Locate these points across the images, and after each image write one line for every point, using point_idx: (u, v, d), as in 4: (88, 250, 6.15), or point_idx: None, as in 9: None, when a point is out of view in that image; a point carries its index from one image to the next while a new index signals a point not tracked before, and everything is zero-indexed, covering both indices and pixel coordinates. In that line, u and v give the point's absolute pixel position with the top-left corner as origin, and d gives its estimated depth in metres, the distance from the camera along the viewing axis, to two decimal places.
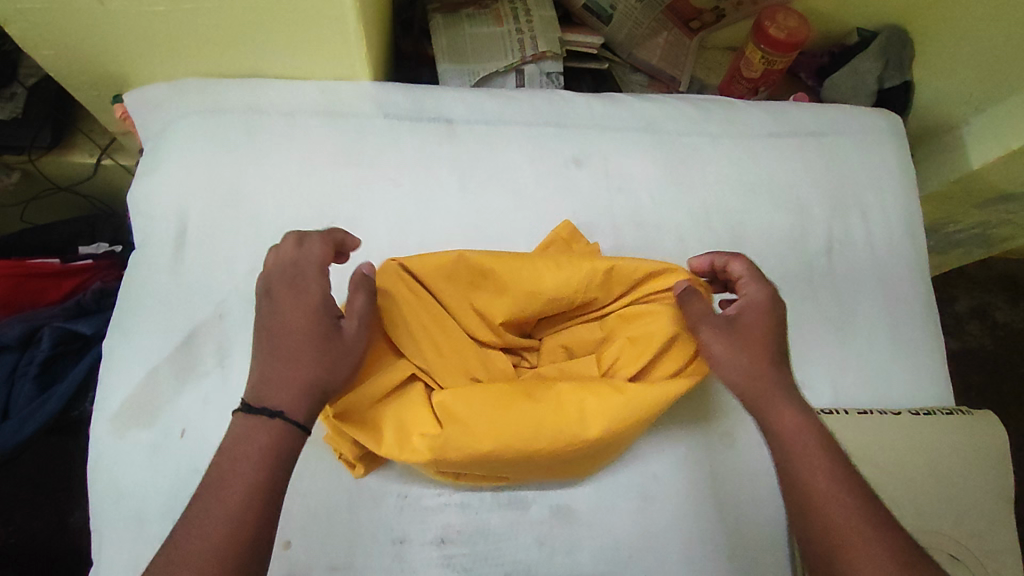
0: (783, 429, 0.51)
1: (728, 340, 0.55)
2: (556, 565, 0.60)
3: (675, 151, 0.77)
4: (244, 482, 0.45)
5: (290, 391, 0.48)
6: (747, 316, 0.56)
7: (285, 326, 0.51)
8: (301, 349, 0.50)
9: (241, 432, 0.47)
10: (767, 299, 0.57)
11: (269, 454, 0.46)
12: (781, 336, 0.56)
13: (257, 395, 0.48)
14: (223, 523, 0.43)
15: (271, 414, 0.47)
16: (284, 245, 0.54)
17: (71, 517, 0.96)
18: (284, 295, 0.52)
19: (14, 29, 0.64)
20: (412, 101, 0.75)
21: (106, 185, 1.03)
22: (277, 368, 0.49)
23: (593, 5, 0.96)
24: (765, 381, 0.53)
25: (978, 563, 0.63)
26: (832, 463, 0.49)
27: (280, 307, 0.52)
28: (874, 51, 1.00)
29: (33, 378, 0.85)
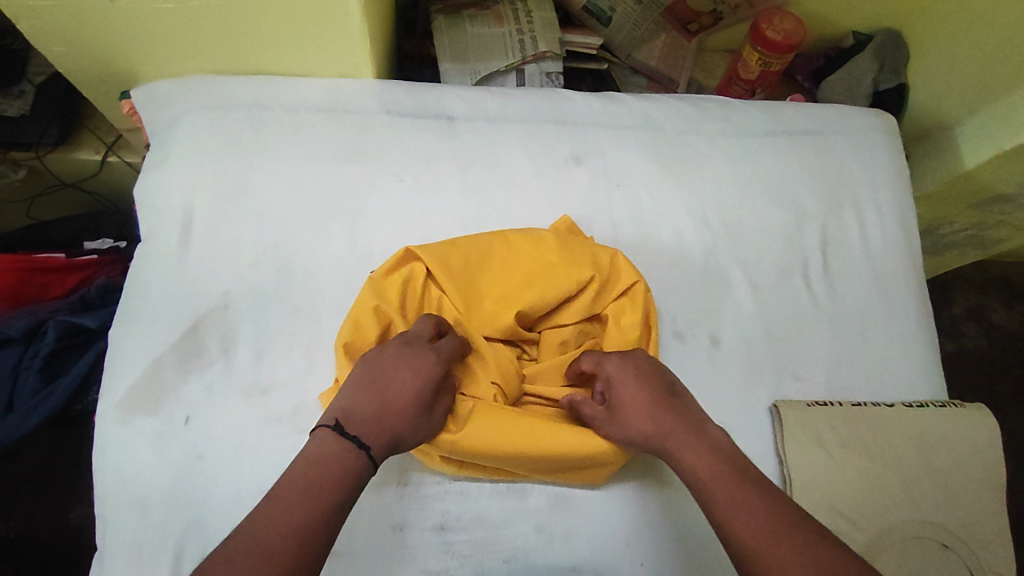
0: (691, 471, 0.50)
1: (612, 424, 0.56)
2: (553, 553, 0.61)
3: (673, 148, 0.78)
4: (320, 503, 0.43)
5: (384, 435, 0.48)
6: (615, 391, 0.56)
7: (400, 381, 0.51)
8: (404, 403, 0.51)
9: (331, 451, 0.46)
10: (621, 365, 0.57)
11: (347, 483, 0.45)
12: (661, 390, 0.55)
13: (349, 420, 0.48)
14: (290, 535, 0.42)
15: (360, 445, 0.47)
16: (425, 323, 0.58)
17: (71, 514, 0.99)
18: (415, 355, 0.53)
19: (26, 26, 0.66)
20: (414, 98, 0.76)
21: (111, 182, 1.04)
22: (375, 407, 0.49)
23: (592, 7, 0.98)
24: (660, 438, 0.53)
25: (970, 553, 0.64)
26: (739, 491, 0.47)
27: (401, 360, 0.53)
28: (869, 54, 1.04)
29: (37, 372, 0.86)
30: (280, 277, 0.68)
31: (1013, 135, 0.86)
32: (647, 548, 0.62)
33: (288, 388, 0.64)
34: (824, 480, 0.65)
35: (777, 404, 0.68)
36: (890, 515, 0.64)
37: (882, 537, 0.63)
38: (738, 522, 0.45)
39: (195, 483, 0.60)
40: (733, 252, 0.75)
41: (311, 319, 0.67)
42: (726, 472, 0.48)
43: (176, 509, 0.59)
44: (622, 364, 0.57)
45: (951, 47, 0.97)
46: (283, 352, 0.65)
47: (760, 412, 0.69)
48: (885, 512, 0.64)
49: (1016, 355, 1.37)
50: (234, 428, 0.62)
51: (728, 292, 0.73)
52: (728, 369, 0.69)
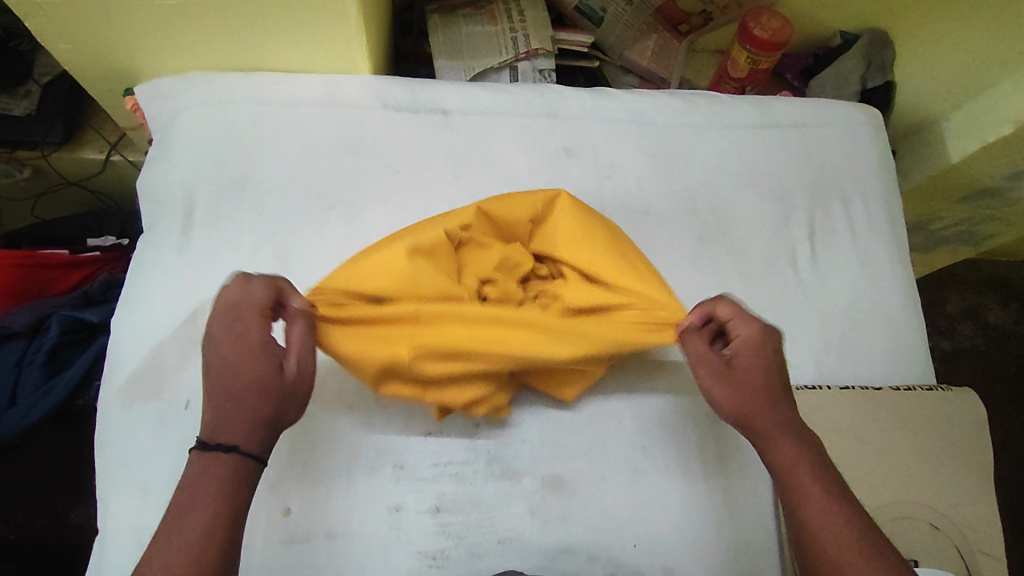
0: (782, 466, 0.52)
1: (722, 384, 0.56)
2: (548, 534, 0.62)
3: (663, 142, 0.80)
4: (204, 516, 0.46)
5: (245, 424, 0.49)
6: (745, 358, 0.56)
7: (225, 364, 0.50)
8: (239, 383, 0.49)
9: (197, 469, 0.47)
10: (760, 338, 0.56)
11: (229, 490, 0.47)
12: (780, 375, 0.56)
13: (212, 432, 0.48)
14: (182, 555, 0.44)
15: (225, 450, 0.48)
16: (229, 286, 0.53)
17: (71, 514, 1.00)
18: (223, 333, 0.51)
19: (33, 23, 0.68)
20: (410, 93, 0.78)
21: (114, 181, 1.06)
22: (227, 405, 0.49)
23: (584, 7, 1.00)
24: (758, 419, 0.54)
25: (959, 534, 0.65)
26: (829, 493, 0.50)
27: (218, 348, 0.51)
28: (858, 52, 1.06)
29: (41, 366, 0.87)
30: (279, 266, 0.69)
31: (996, 130, 0.88)
32: (640, 530, 0.63)
33: None
34: None
35: None
36: (879, 498, 0.65)
37: (870, 519, 0.64)
38: (830, 532, 0.48)
39: None
40: (723, 242, 0.76)
41: None
42: (825, 478, 0.51)
43: None
44: (766, 336, 0.56)
45: (935, 47, 1.00)
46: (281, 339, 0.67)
47: None
48: (875, 494, 0.65)
49: (1011, 353, 1.38)
50: None
51: (718, 280, 0.74)
52: None
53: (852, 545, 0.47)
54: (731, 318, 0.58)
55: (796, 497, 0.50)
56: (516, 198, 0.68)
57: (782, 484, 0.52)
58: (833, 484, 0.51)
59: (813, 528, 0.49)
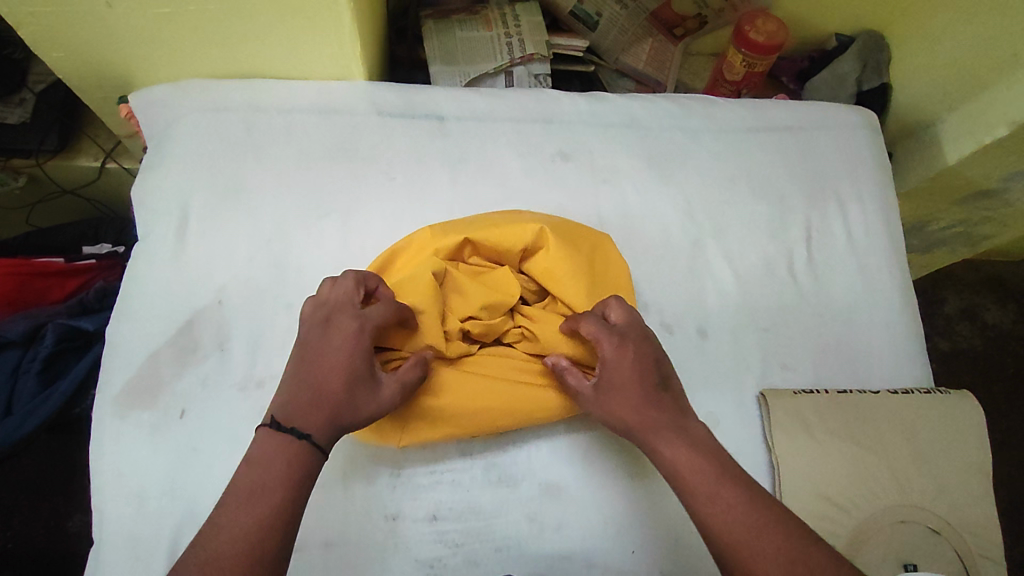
0: (669, 470, 0.52)
1: (598, 402, 0.57)
2: (546, 541, 0.62)
3: (658, 146, 0.80)
4: (271, 500, 0.45)
5: (324, 417, 0.50)
6: (611, 372, 0.56)
7: (329, 356, 0.53)
8: (338, 376, 0.52)
9: (269, 449, 0.48)
10: (618, 352, 0.57)
11: (296, 476, 0.47)
12: (648, 380, 0.56)
13: (287, 415, 0.50)
14: (246, 534, 0.43)
15: (301, 437, 0.49)
16: (346, 285, 0.58)
17: (69, 522, 1.00)
18: (338, 327, 0.54)
19: (26, 32, 0.68)
20: (404, 99, 0.78)
21: (110, 188, 1.05)
22: (311, 393, 0.51)
23: (579, 11, 1.00)
24: (637, 430, 0.54)
25: (958, 537, 0.65)
26: (717, 488, 0.49)
27: (325, 338, 0.54)
28: (853, 54, 1.06)
29: (36, 375, 0.87)
30: (274, 274, 0.69)
31: (991, 131, 0.88)
32: (638, 536, 0.63)
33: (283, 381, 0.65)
34: (812, 467, 0.66)
35: (763, 394, 0.69)
36: (878, 502, 0.65)
37: (868, 523, 0.64)
38: (721, 523, 0.47)
39: (191, 474, 0.61)
40: (720, 245, 0.76)
41: None
42: (710, 471, 0.50)
43: (172, 501, 0.60)
44: (621, 348, 0.57)
45: (930, 46, 1.00)
46: (277, 347, 0.66)
47: (748, 400, 0.70)
48: (873, 499, 0.65)
49: (1009, 354, 1.38)
50: (229, 421, 0.63)
51: (714, 285, 0.74)
52: (716, 357, 0.71)
53: (745, 537, 0.46)
54: (595, 336, 0.58)
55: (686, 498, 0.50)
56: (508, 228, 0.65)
57: (675, 483, 0.51)
58: (716, 469, 0.50)
59: (708, 521, 0.48)
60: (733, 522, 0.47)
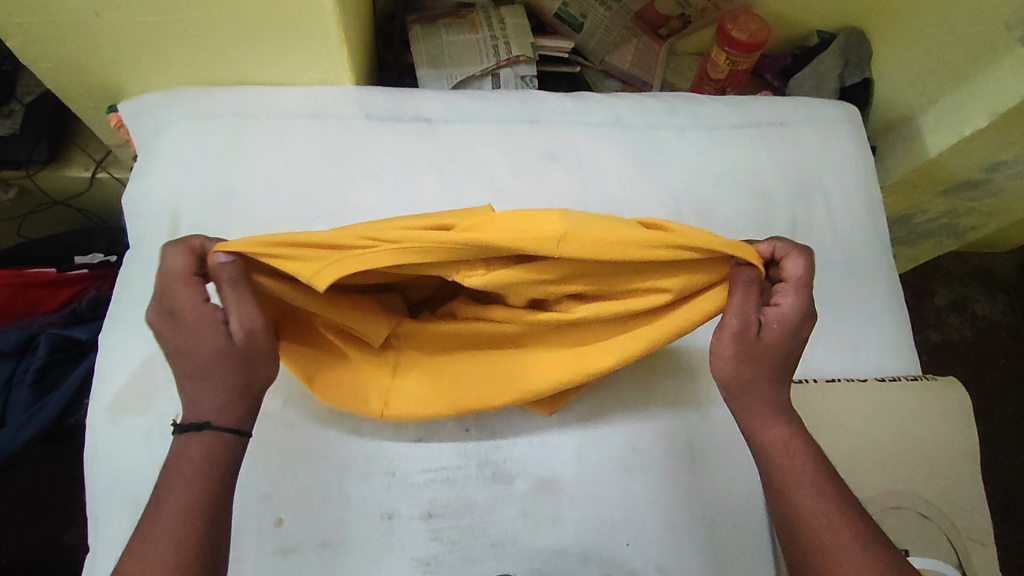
0: (767, 446, 0.55)
1: (742, 348, 0.54)
2: (541, 536, 0.62)
3: (644, 143, 0.81)
4: (183, 494, 0.49)
5: (210, 401, 0.52)
6: (772, 329, 0.54)
7: (183, 339, 0.52)
8: (202, 358, 0.52)
9: (178, 450, 0.51)
10: (799, 312, 0.54)
11: (208, 470, 0.50)
12: (796, 348, 0.55)
13: (186, 415, 0.52)
14: (168, 534, 0.47)
15: (197, 429, 0.51)
16: (159, 271, 0.54)
17: (65, 536, 0.99)
18: (176, 312, 0.52)
19: (15, 43, 0.68)
20: (392, 102, 0.79)
21: (101, 198, 1.06)
22: (194, 388, 0.52)
23: (564, 14, 1.02)
24: (757, 396, 0.55)
25: (947, 521, 0.66)
26: (814, 476, 0.53)
27: (168, 331, 0.53)
28: (835, 50, 1.08)
29: (29, 386, 0.87)
30: None
31: (972, 122, 0.89)
32: (632, 529, 0.63)
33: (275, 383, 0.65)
34: None
35: None
36: (868, 489, 0.66)
37: None
38: (818, 517, 0.51)
39: None
40: None
41: None
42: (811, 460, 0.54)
43: None
44: (802, 312, 0.55)
45: (910, 41, 1.01)
46: None
47: None
48: (862, 486, 0.66)
49: (999, 344, 1.40)
50: None
51: None
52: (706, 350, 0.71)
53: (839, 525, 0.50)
54: (788, 283, 0.55)
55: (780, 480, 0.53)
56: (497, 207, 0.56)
57: (767, 462, 0.54)
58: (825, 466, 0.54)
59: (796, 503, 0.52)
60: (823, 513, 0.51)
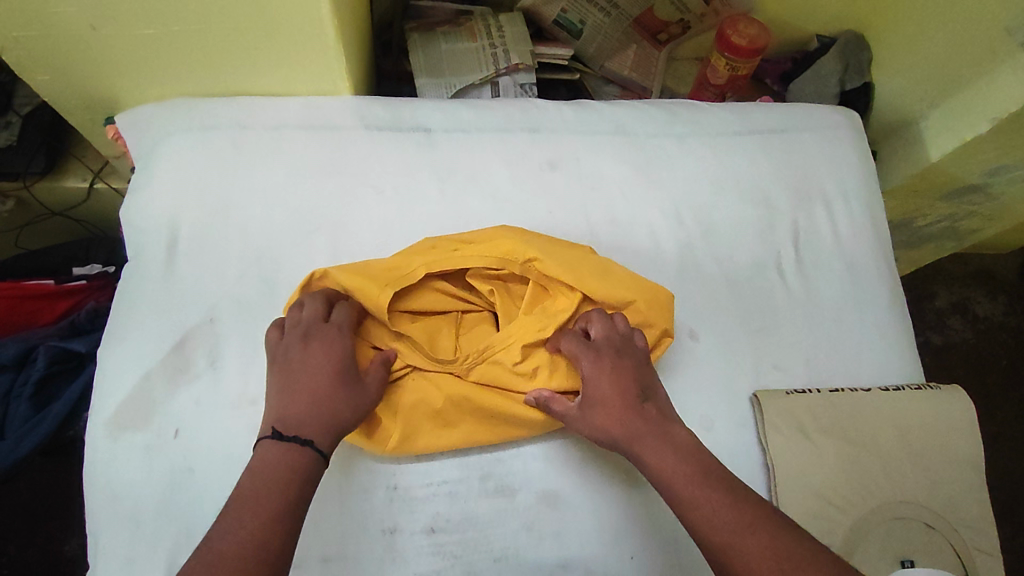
0: (658, 477, 0.53)
1: (577, 417, 0.58)
2: (545, 550, 0.62)
3: (645, 150, 0.81)
4: (275, 501, 0.48)
5: (318, 423, 0.53)
6: (587, 388, 0.58)
7: (317, 367, 0.56)
8: (326, 386, 0.55)
9: (272, 457, 0.50)
10: (596, 366, 0.58)
11: (302, 480, 0.50)
12: (625, 391, 0.57)
13: (286, 425, 0.52)
14: (251, 535, 0.46)
15: (301, 441, 0.51)
16: (318, 309, 0.60)
17: (65, 546, 0.99)
18: (323, 344, 0.57)
19: (11, 56, 0.68)
20: (391, 112, 0.78)
21: (99, 209, 1.05)
22: (304, 405, 0.54)
23: (563, 20, 1.01)
24: (624, 436, 0.55)
25: (953, 531, 0.65)
26: (702, 493, 0.50)
27: (303, 351, 0.57)
28: (835, 54, 1.07)
29: (28, 399, 0.86)
30: (265, 290, 0.69)
31: (973, 127, 0.89)
32: (635, 541, 0.63)
33: None
34: (808, 467, 0.66)
35: (756, 395, 0.69)
36: (872, 499, 0.65)
37: (863, 521, 0.64)
38: (717, 534, 0.48)
39: (186, 494, 0.61)
40: (708, 248, 0.77)
41: None
42: (694, 474, 0.52)
43: (167, 522, 0.60)
44: (598, 364, 0.58)
45: (911, 46, 1.01)
46: None
47: (742, 402, 0.70)
48: (867, 496, 0.65)
49: (1001, 346, 1.39)
50: (223, 439, 0.63)
51: (703, 288, 0.75)
52: (707, 360, 0.71)
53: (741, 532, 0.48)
54: (575, 353, 0.60)
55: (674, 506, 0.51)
56: (494, 237, 0.67)
57: (663, 493, 0.52)
58: (704, 475, 0.51)
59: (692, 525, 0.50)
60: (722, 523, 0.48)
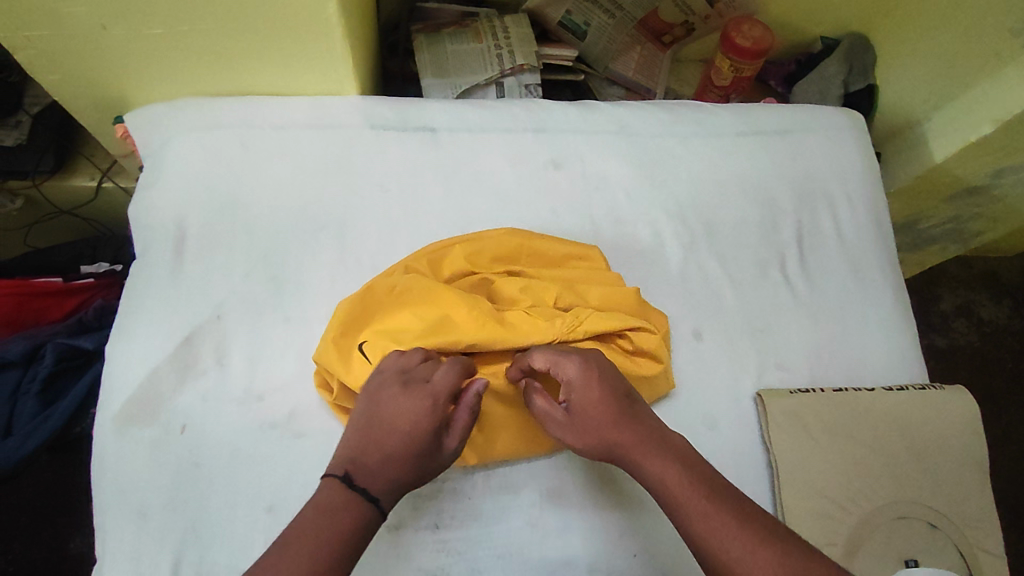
0: (658, 493, 0.50)
1: (568, 427, 0.56)
2: (548, 547, 0.62)
3: (650, 151, 0.81)
4: (329, 550, 0.45)
5: (390, 482, 0.50)
6: (576, 395, 0.55)
7: (400, 421, 0.52)
8: (411, 446, 0.51)
9: (335, 503, 0.48)
10: (583, 372, 0.55)
11: (352, 534, 0.47)
12: (618, 399, 0.54)
13: (358, 473, 0.50)
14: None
15: (368, 498, 0.49)
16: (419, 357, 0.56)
17: (71, 544, 0.99)
18: (415, 396, 0.53)
19: (23, 55, 0.69)
20: (397, 112, 0.79)
21: (106, 208, 1.06)
22: (381, 457, 0.51)
23: (568, 22, 1.02)
24: (616, 454, 0.53)
25: (957, 531, 0.65)
26: (708, 506, 0.48)
27: (401, 398, 0.53)
28: (838, 57, 1.07)
29: (36, 395, 0.87)
30: (272, 289, 0.70)
31: (977, 128, 0.89)
32: (638, 539, 0.63)
33: (283, 393, 0.66)
34: (811, 466, 0.66)
35: (760, 394, 0.69)
36: (876, 499, 0.65)
37: (867, 520, 0.64)
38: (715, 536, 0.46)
39: (192, 489, 0.61)
40: (712, 249, 0.77)
41: (303, 326, 0.69)
42: (694, 487, 0.49)
43: (175, 517, 0.60)
44: (587, 371, 0.55)
45: (915, 49, 1.01)
46: (275, 361, 0.67)
47: (745, 402, 0.70)
48: (871, 496, 0.65)
49: (1006, 349, 1.39)
50: (230, 435, 0.63)
51: (706, 290, 0.75)
52: (710, 359, 0.71)
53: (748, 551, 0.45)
54: (551, 363, 0.56)
55: (678, 522, 0.49)
56: (503, 243, 0.69)
57: (664, 507, 0.50)
58: (705, 487, 0.49)
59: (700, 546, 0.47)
60: (736, 549, 0.45)
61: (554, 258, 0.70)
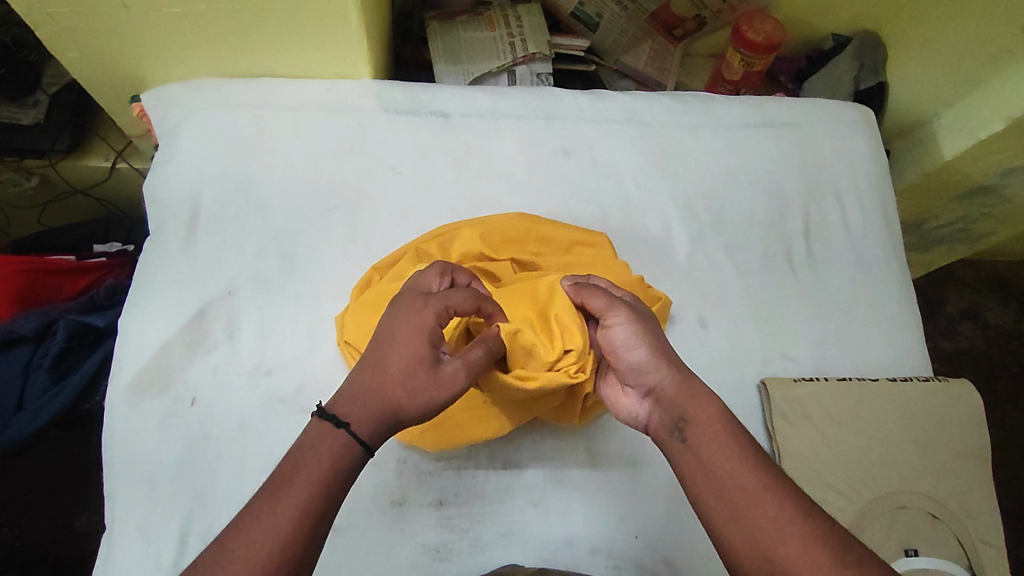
0: (708, 417, 0.50)
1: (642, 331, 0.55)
2: (551, 527, 0.63)
3: (659, 141, 0.81)
4: (305, 492, 0.44)
5: (366, 407, 0.48)
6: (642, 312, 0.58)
7: (392, 336, 0.51)
8: (395, 360, 0.50)
9: (314, 436, 0.47)
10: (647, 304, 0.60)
11: (324, 478, 0.45)
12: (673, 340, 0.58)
13: (336, 403, 0.48)
14: (277, 534, 0.42)
15: (338, 424, 0.47)
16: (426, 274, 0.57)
17: (76, 522, 1.01)
18: (409, 307, 0.52)
19: (43, 31, 0.70)
20: (410, 97, 0.79)
21: (120, 189, 1.08)
22: (363, 381, 0.49)
23: (581, 13, 1.03)
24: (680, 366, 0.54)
25: (958, 522, 0.65)
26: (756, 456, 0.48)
27: (397, 315, 0.52)
28: (850, 54, 1.08)
29: (47, 370, 0.88)
30: (285, 266, 0.71)
31: (986, 126, 0.90)
32: (640, 522, 0.64)
33: (293, 369, 0.67)
34: (814, 453, 0.67)
35: (764, 382, 0.70)
36: (878, 488, 0.66)
37: (868, 509, 0.65)
38: (749, 495, 0.46)
39: (201, 460, 0.62)
40: (719, 238, 0.78)
41: (314, 305, 0.70)
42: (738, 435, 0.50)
43: (185, 485, 0.61)
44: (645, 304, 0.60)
45: (927, 47, 1.01)
46: (284, 338, 0.68)
47: (749, 390, 0.71)
48: (872, 485, 0.66)
49: (1011, 353, 1.39)
50: (239, 405, 0.64)
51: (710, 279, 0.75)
52: (716, 348, 0.72)
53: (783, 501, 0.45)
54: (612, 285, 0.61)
55: (721, 447, 0.48)
56: (513, 230, 0.70)
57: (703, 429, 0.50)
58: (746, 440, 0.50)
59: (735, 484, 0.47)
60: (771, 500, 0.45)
61: (562, 247, 0.71)
